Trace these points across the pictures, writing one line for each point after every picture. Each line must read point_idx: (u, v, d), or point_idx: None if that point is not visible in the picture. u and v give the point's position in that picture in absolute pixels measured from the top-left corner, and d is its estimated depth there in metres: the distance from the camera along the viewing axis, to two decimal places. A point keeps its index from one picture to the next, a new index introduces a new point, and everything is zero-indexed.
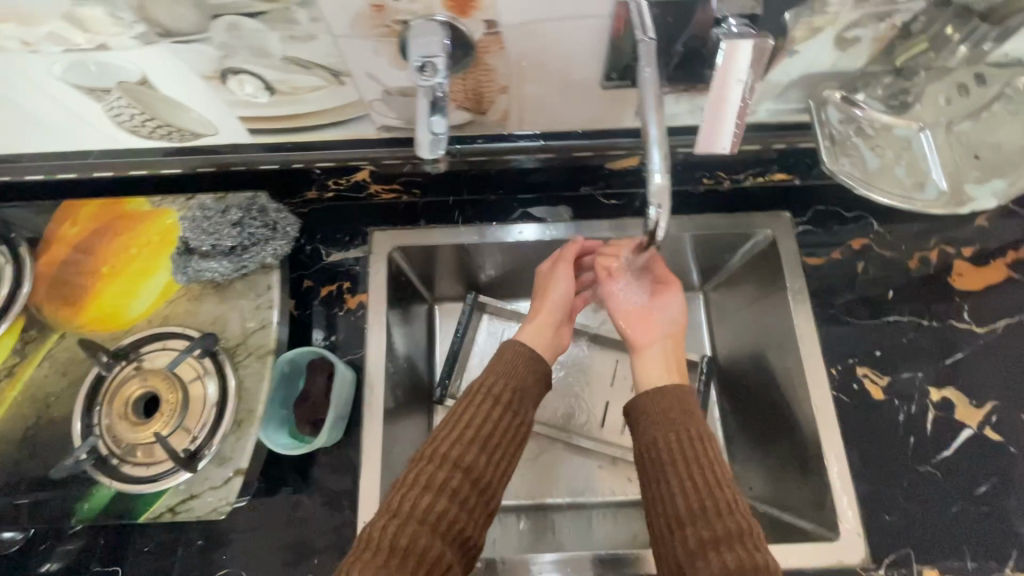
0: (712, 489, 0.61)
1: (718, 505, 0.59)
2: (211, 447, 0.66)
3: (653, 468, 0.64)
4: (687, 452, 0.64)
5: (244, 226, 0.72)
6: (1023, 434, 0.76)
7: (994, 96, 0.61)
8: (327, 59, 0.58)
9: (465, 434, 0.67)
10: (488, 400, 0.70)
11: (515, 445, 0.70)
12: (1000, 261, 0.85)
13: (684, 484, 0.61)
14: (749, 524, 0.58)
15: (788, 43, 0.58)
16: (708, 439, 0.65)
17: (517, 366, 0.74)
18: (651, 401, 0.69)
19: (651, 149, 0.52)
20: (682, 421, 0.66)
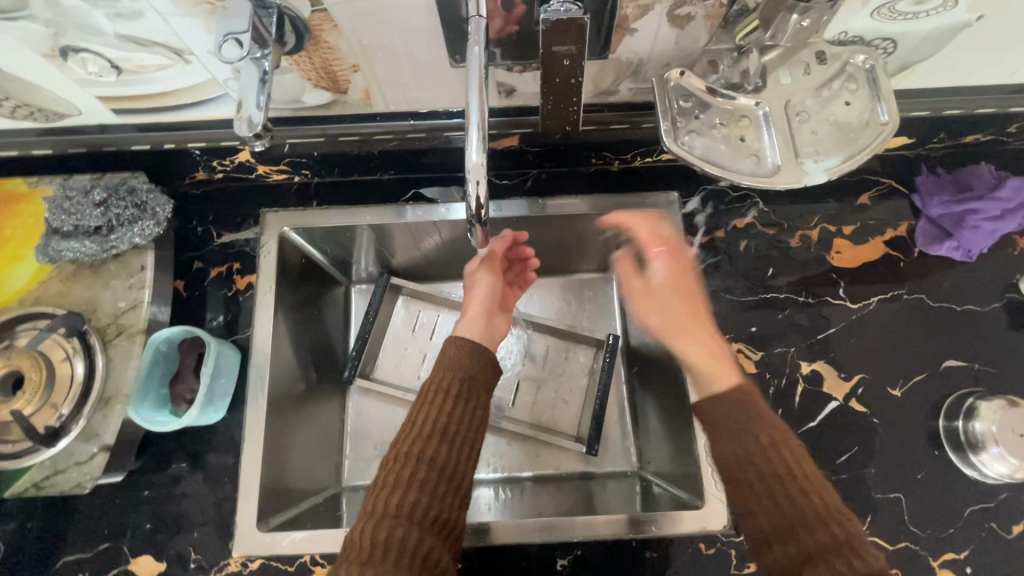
0: (803, 496, 0.55)
1: (814, 512, 0.54)
2: (78, 422, 0.68)
3: (737, 488, 0.59)
4: (770, 460, 0.58)
5: (109, 207, 0.73)
6: (887, 405, 0.79)
7: (835, 74, 0.63)
8: (163, 37, 0.58)
9: (424, 430, 0.65)
10: (438, 396, 0.67)
11: (476, 427, 0.68)
12: (878, 239, 0.87)
13: (772, 498, 0.56)
14: (854, 528, 0.53)
15: (623, 21, 0.59)
16: (784, 436, 0.59)
17: (461, 359, 0.72)
18: (717, 410, 0.63)
19: (469, 128, 0.53)
20: (748, 427, 0.60)
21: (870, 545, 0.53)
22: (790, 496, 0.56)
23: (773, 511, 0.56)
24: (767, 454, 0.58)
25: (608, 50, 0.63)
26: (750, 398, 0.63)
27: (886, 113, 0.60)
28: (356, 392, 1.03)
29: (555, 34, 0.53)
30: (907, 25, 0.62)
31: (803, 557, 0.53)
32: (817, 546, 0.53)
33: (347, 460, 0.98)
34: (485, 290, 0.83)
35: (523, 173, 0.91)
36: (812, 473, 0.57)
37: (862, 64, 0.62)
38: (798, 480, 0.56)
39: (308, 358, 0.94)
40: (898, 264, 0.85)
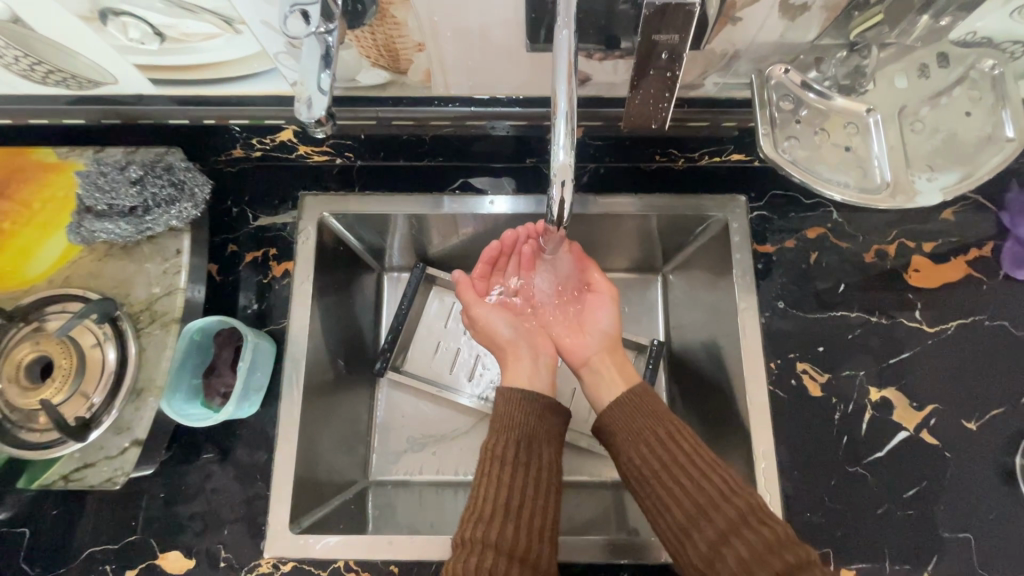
0: (705, 482, 0.64)
1: (716, 490, 0.63)
2: (109, 415, 0.64)
3: (645, 485, 0.67)
4: (672, 453, 0.67)
5: (145, 186, 0.68)
6: (960, 439, 0.74)
7: (956, 80, 0.56)
8: (214, 2, 0.52)
9: (488, 511, 0.66)
10: (494, 464, 0.69)
11: (542, 491, 0.69)
12: (960, 258, 0.81)
13: (680, 490, 0.65)
14: (752, 498, 0.63)
15: (729, 8, 0.52)
16: (676, 430, 0.70)
17: (513, 416, 0.74)
18: (619, 415, 0.73)
19: (556, 123, 0.48)
20: (647, 423, 0.71)
21: (770, 510, 0.62)
22: (696, 488, 0.64)
23: (685, 502, 0.64)
24: (666, 450, 0.68)
25: (705, 40, 0.56)
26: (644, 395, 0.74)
27: (1013, 129, 0.54)
28: (386, 384, 0.99)
29: (658, 21, 0.47)
30: None
31: (718, 538, 0.61)
32: (725, 522, 0.61)
33: (375, 454, 0.95)
34: (512, 329, 0.82)
35: (580, 167, 0.85)
36: (705, 458, 0.67)
37: (989, 70, 0.55)
38: (694, 469, 0.66)
39: (339, 350, 0.90)
40: (981, 286, 0.79)
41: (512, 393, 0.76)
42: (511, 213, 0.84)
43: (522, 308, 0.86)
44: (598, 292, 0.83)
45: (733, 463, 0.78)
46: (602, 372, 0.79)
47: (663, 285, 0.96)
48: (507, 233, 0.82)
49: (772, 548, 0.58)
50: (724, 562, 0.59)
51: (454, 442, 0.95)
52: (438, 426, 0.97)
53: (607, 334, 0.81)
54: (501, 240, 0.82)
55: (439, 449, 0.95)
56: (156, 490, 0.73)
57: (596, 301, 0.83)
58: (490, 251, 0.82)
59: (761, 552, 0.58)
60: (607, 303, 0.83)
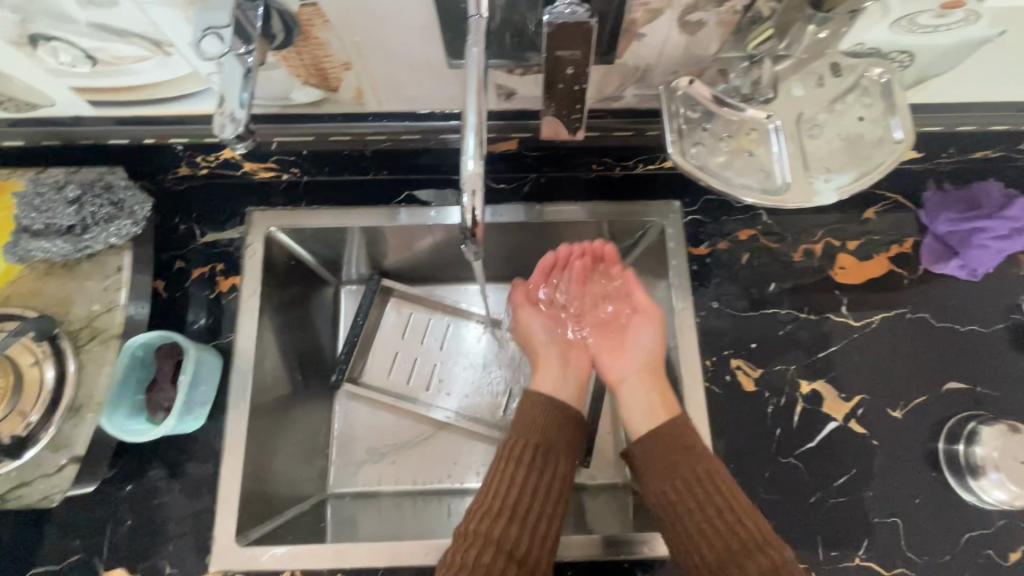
0: (726, 515, 0.68)
1: (749, 539, 0.67)
2: (46, 432, 0.65)
3: (674, 516, 0.70)
4: (702, 489, 0.70)
5: (83, 205, 0.69)
6: (887, 427, 0.77)
7: (848, 88, 0.60)
8: (141, 27, 0.54)
9: (497, 510, 0.71)
10: (510, 466, 0.73)
11: (554, 498, 0.73)
12: (883, 255, 0.85)
13: (707, 529, 0.69)
14: (761, 526, 0.68)
15: (632, 25, 0.55)
16: (707, 462, 0.71)
17: (537, 422, 0.77)
18: (654, 444, 0.75)
19: (465, 135, 0.50)
20: (685, 457, 0.72)
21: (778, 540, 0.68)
22: (716, 518, 0.69)
23: (701, 528, 0.69)
24: (693, 487, 0.70)
25: (615, 55, 0.59)
26: (685, 429, 0.74)
27: (900, 131, 0.58)
28: (343, 396, 1.00)
29: (559, 39, 0.51)
30: (929, 39, 0.59)
31: (720, 557, 0.67)
32: (737, 547, 0.67)
33: (333, 466, 0.95)
34: (549, 335, 0.88)
35: (522, 177, 0.87)
36: (744, 505, 0.69)
37: (878, 78, 0.60)
38: (718, 500, 0.69)
39: (294, 362, 0.91)
40: (902, 281, 0.83)
41: (536, 399, 0.79)
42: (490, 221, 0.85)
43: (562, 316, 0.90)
44: (642, 313, 0.84)
45: None
46: (640, 390, 0.81)
47: None
48: (562, 248, 0.84)
49: None
50: None
51: (411, 451, 0.96)
52: (395, 436, 0.98)
53: (650, 355, 0.82)
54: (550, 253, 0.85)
55: (397, 458, 0.96)
56: (98, 508, 0.73)
57: (638, 321, 0.84)
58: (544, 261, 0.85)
59: None
60: (651, 323, 0.83)
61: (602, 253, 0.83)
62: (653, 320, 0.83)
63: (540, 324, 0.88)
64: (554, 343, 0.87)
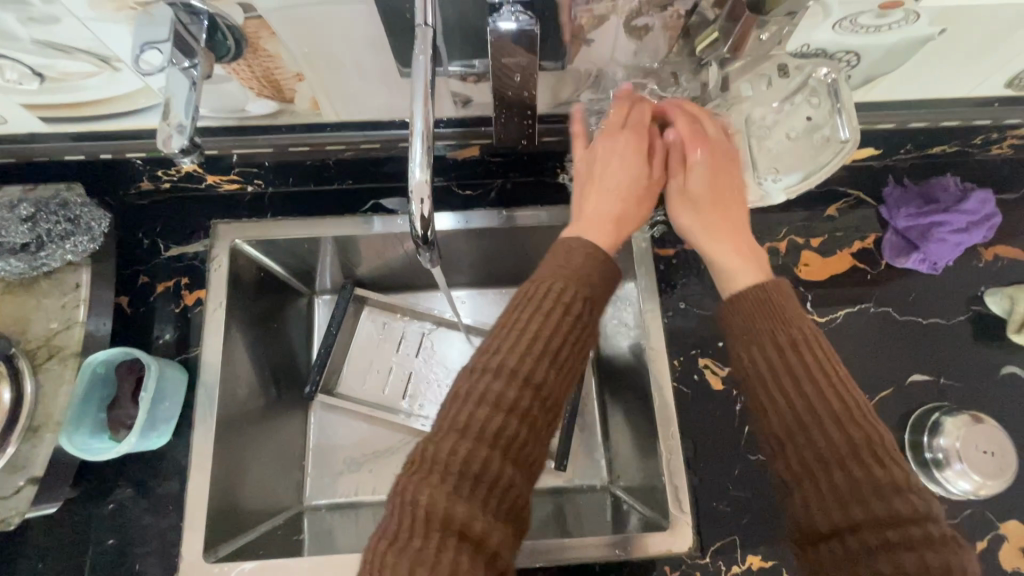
0: (827, 397, 0.51)
1: (864, 443, 0.48)
2: (6, 452, 0.64)
3: (773, 380, 0.53)
4: (794, 358, 0.52)
5: (38, 222, 0.68)
6: None
7: (796, 88, 0.61)
8: (86, 43, 0.54)
9: (529, 341, 0.54)
10: (557, 297, 0.55)
11: (579, 349, 0.56)
12: (846, 251, 0.86)
13: (806, 406, 0.51)
14: (880, 432, 0.49)
15: (579, 31, 0.56)
16: (812, 333, 0.53)
17: (594, 256, 0.58)
18: (748, 306, 0.56)
19: (413, 142, 0.51)
20: (795, 345, 0.53)
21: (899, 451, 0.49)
22: (816, 393, 0.51)
23: (792, 413, 0.52)
24: (787, 354, 0.53)
25: (565, 60, 0.60)
26: (775, 287, 0.56)
27: (846, 130, 0.58)
28: (318, 408, 0.99)
29: (503, 46, 0.51)
30: (872, 39, 0.60)
31: (818, 462, 0.49)
32: (838, 450, 0.49)
33: (309, 478, 0.95)
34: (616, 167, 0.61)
35: (488, 184, 0.88)
36: (871, 422, 0.49)
37: (824, 77, 0.60)
38: (822, 378, 0.51)
39: (266, 373, 0.90)
40: (865, 276, 0.85)
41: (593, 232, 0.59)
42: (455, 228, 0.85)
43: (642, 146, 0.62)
44: (718, 150, 0.60)
45: (648, 460, 0.80)
46: (718, 231, 0.60)
47: None
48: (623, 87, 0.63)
49: (915, 548, 0.43)
50: (829, 511, 0.48)
51: (387, 460, 0.96)
52: (371, 445, 0.97)
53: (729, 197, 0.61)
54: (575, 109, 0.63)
55: (375, 466, 0.95)
56: (65, 529, 0.72)
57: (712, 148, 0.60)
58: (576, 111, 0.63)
59: (897, 538, 0.44)
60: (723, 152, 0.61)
61: (669, 102, 0.63)
62: (729, 159, 0.61)
63: (622, 159, 0.60)
64: (620, 197, 0.61)
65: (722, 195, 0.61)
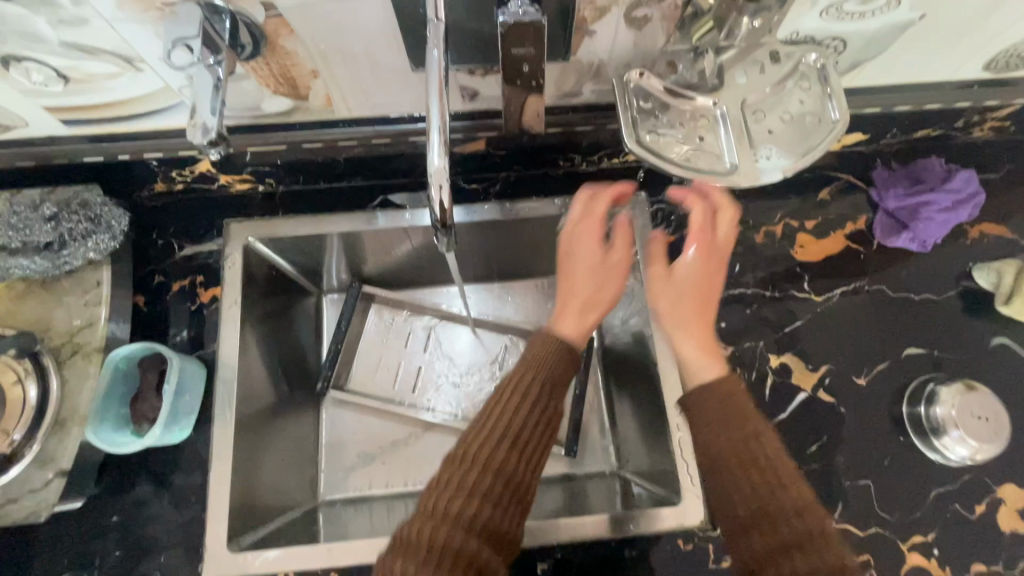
0: (782, 491, 0.54)
1: (811, 534, 0.52)
2: (31, 448, 0.66)
3: (726, 475, 0.57)
4: (755, 453, 0.56)
5: (60, 221, 0.70)
6: (853, 395, 0.81)
7: (788, 73, 0.64)
8: (111, 43, 0.56)
9: (503, 434, 0.59)
10: (525, 393, 0.61)
11: (548, 431, 0.62)
12: (839, 233, 0.89)
13: (759, 496, 0.55)
14: (828, 521, 0.53)
15: (582, 24, 0.59)
16: (765, 427, 0.57)
17: (553, 353, 0.64)
18: (711, 393, 0.59)
19: (431, 133, 0.53)
20: (750, 439, 0.57)
21: (843, 537, 0.53)
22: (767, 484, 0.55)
23: (752, 504, 0.55)
24: (741, 446, 0.56)
25: (569, 52, 0.63)
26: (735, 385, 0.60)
27: (836, 111, 0.62)
28: (330, 404, 1.01)
29: (513, 36, 0.54)
30: (858, 25, 0.64)
31: (774, 551, 0.53)
32: (795, 538, 0.52)
33: (323, 473, 0.96)
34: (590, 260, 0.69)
35: (492, 178, 0.91)
36: (818, 511, 0.54)
37: (813, 63, 0.64)
38: (776, 475, 0.55)
39: (278, 369, 0.92)
40: (858, 256, 0.88)
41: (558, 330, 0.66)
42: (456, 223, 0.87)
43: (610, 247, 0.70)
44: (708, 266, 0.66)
45: (655, 441, 0.83)
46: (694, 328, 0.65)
47: None
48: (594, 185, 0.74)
49: None
50: None
51: (400, 452, 0.98)
52: (385, 437, 0.99)
53: (706, 294, 0.66)
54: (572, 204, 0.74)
55: (389, 458, 0.97)
56: (87, 523, 0.73)
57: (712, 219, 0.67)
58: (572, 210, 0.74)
59: None
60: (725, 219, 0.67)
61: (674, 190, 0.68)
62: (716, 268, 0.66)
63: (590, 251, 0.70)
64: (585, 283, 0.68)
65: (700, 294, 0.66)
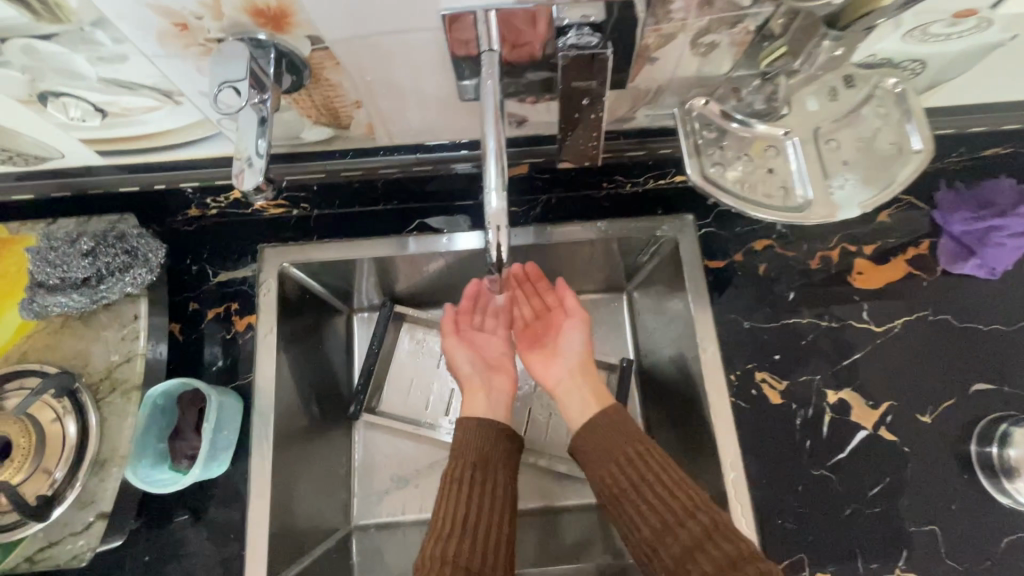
0: (671, 502, 0.66)
1: (710, 530, 0.63)
2: (73, 491, 0.65)
3: (618, 503, 0.68)
4: (640, 471, 0.68)
5: (97, 256, 0.69)
6: (918, 434, 0.76)
7: (863, 99, 0.60)
8: (150, 78, 0.53)
9: (452, 532, 0.65)
10: (456, 483, 0.68)
11: (497, 517, 0.67)
12: (901, 258, 0.84)
13: (649, 509, 0.66)
14: (718, 515, 0.65)
15: (644, 51, 0.55)
16: (645, 449, 0.70)
17: (470, 438, 0.72)
18: (588, 436, 0.72)
19: (487, 161, 0.50)
20: (632, 464, 0.69)
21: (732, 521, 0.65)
22: (660, 502, 0.66)
23: (654, 520, 0.65)
24: (630, 466, 0.69)
25: (628, 79, 0.59)
26: (614, 414, 0.74)
27: (919, 141, 0.58)
28: (362, 426, 0.97)
29: (575, 69, 0.51)
30: (942, 47, 0.59)
31: (690, 557, 0.63)
32: (695, 539, 0.63)
33: (356, 497, 0.93)
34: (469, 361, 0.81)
35: (532, 200, 0.88)
36: (706, 507, 0.65)
37: (893, 87, 0.59)
38: (666, 491, 0.67)
39: (310, 393, 0.88)
40: (922, 283, 0.83)
41: (469, 419, 0.74)
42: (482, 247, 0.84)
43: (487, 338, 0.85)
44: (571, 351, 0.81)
45: (703, 479, 0.79)
46: (576, 394, 0.77)
47: (630, 304, 0.97)
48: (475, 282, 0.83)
49: None
50: None
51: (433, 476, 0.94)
52: (417, 461, 0.95)
53: (577, 364, 0.79)
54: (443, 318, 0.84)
55: (422, 482, 0.94)
56: (125, 560, 0.72)
57: (567, 325, 0.81)
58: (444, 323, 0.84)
59: None
60: (579, 327, 0.81)
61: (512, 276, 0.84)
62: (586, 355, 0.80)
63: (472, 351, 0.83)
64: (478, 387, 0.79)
65: (574, 364, 0.79)
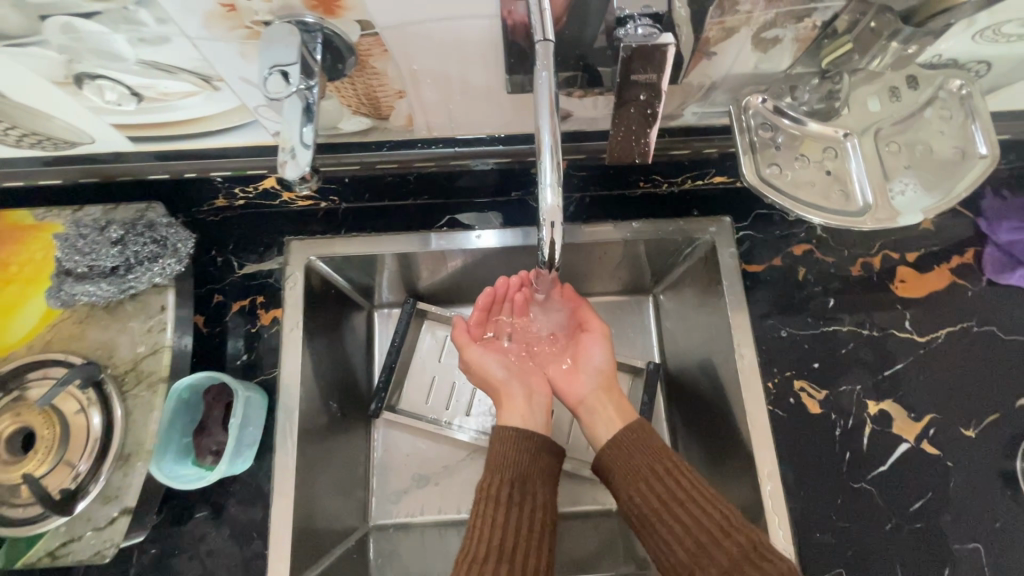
0: (703, 520, 0.64)
1: (744, 551, 0.61)
2: (96, 483, 0.63)
3: (644, 520, 0.67)
4: (670, 489, 0.67)
5: (127, 244, 0.69)
6: (960, 448, 0.74)
7: (926, 101, 0.58)
8: (191, 62, 0.52)
9: (490, 554, 0.63)
10: (492, 503, 0.66)
11: (538, 536, 0.66)
12: (944, 267, 0.82)
13: (681, 528, 0.64)
14: (752, 534, 0.62)
15: (704, 44, 0.53)
16: (676, 467, 0.69)
17: (507, 454, 0.71)
18: (615, 452, 0.72)
19: (542, 160, 0.47)
20: (662, 482, 0.67)
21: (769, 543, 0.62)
22: (692, 521, 0.64)
23: (685, 539, 0.64)
24: (661, 484, 0.67)
25: (682, 74, 0.57)
26: (642, 431, 0.73)
27: (985, 146, 0.55)
28: (383, 424, 0.94)
29: (634, 63, 0.48)
30: (1010, 49, 0.57)
31: None
32: (730, 562, 0.61)
33: (376, 496, 0.90)
34: (497, 368, 0.81)
35: (565, 198, 0.86)
36: (738, 524, 0.63)
37: (957, 89, 0.57)
38: (697, 509, 0.65)
39: (332, 391, 0.84)
40: (966, 293, 0.80)
41: (507, 431, 0.73)
42: (499, 247, 0.82)
43: (510, 347, 0.85)
44: (592, 367, 0.82)
45: (737, 489, 0.76)
46: (602, 411, 0.78)
47: (658, 306, 0.95)
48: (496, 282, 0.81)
49: None
50: None
51: (455, 476, 0.90)
52: (438, 461, 0.91)
53: (601, 379, 0.80)
54: (455, 330, 0.83)
55: (444, 481, 0.90)
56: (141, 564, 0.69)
57: (588, 340, 0.83)
58: (458, 335, 0.83)
59: None
60: (600, 341, 0.82)
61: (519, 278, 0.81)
62: (609, 372, 0.81)
63: (497, 359, 0.82)
64: (510, 396, 0.78)
65: (597, 381, 0.80)
